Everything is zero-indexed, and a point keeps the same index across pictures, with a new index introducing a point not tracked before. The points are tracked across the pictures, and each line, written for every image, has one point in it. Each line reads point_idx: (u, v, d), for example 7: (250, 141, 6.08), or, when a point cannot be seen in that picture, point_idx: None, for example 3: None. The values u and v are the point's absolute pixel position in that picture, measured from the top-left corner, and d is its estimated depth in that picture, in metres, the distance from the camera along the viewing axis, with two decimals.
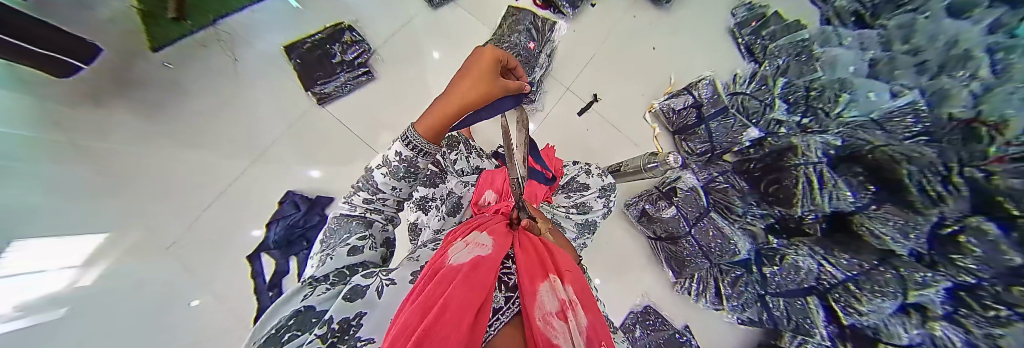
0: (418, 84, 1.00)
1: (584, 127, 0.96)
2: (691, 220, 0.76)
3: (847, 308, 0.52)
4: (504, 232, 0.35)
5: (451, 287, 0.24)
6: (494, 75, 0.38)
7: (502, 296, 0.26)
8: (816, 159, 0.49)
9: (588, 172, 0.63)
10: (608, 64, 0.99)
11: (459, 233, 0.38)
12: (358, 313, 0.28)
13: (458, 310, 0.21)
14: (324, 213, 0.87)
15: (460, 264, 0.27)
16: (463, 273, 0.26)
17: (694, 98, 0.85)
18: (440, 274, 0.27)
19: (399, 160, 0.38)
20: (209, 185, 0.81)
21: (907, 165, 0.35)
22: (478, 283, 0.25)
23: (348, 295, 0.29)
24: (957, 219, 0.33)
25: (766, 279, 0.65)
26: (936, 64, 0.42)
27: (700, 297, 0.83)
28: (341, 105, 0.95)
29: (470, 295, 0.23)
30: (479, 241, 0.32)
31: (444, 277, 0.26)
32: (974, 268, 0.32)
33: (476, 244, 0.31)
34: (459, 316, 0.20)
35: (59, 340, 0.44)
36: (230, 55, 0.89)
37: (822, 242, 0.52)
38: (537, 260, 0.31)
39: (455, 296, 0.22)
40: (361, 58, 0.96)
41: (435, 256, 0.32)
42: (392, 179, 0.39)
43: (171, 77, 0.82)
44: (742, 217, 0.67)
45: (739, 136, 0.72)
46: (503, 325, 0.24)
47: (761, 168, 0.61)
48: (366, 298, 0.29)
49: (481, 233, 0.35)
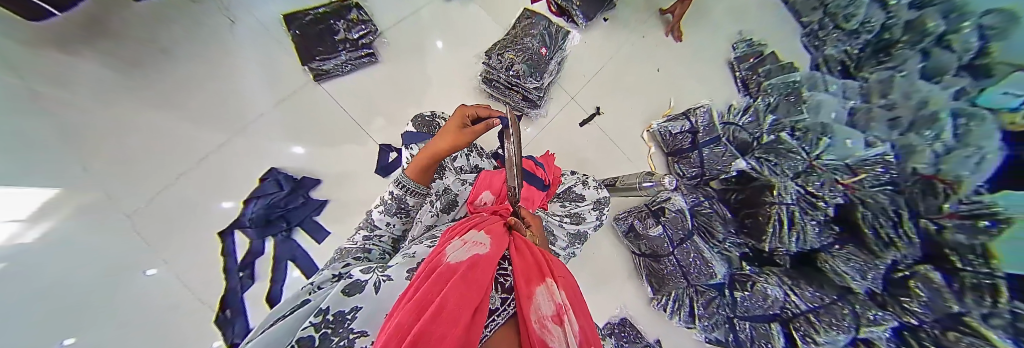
0: (420, 74, 0.97)
1: (583, 139, 0.98)
2: (675, 241, 0.73)
3: (805, 337, 0.55)
4: (502, 233, 0.35)
5: (447, 286, 0.24)
6: (457, 132, 0.41)
7: (498, 297, 0.26)
8: (786, 200, 0.57)
9: (586, 183, 0.64)
10: (612, 80, 1.01)
11: (457, 231, 0.37)
12: (354, 307, 0.28)
13: (455, 312, 0.20)
14: (308, 196, 0.85)
15: (457, 262, 0.27)
16: (460, 272, 0.25)
17: (691, 124, 0.83)
18: (437, 271, 0.26)
19: (391, 198, 0.48)
20: (180, 156, 0.74)
21: (864, 208, 0.47)
22: (476, 283, 0.24)
23: (347, 289, 0.29)
24: (909, 265, 0.40)
25: (736, 302, 0.66)
26: (907, 120, 0.46)
27: (675, 315, 0.82)
28: (338, 86, 0.91)
29: (467, 296, 0.22)
30: (476, 240, 0.32)
31: (442, 274, 0.26)
32: (919, 311, 0.38)
33: (474, 243, 0.31)
34: (457, 318, 0.20)
35: (20, 295, 0.38)
36: (227, 18, 0.85)
37: (793, 275, 0.58)
38: (534, 263, 0.30)
39: (452, 295, 0.22)
40: (366, 39, 0.91)
41: (432, 253, 0.32)
42: (385, 215, 0.49)
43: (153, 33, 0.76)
44: (721, 243, 0.71)
45: (727, 165, 0.72)
46: (497, 326, 0.24)
47: (738, 202, 0.67)
48: (363, 293, 0.29)
49: (478, 232, 0.35)
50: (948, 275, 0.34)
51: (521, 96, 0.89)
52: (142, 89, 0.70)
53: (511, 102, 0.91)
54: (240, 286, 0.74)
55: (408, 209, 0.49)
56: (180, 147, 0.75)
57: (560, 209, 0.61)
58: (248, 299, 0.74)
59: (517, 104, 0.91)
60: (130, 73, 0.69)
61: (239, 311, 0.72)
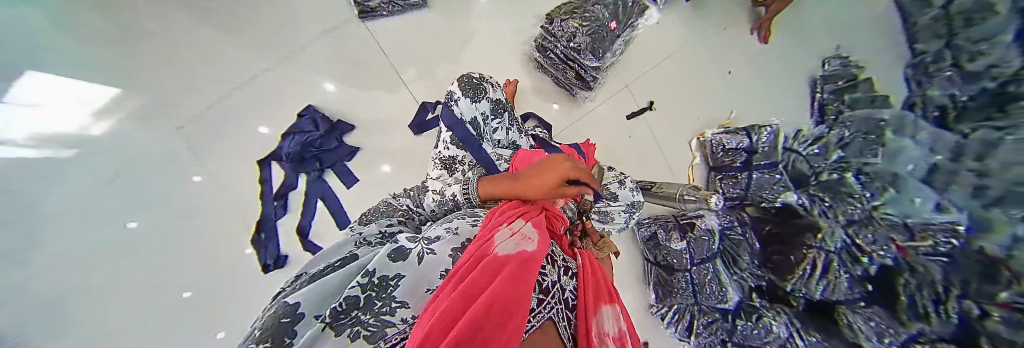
0: (463, 32, 0.97)
1: (627, 134, 1.01)
2: (695, 259, 0.76)
3: None
4: (546, 229, 0.35)
5: (494, 281, 0.24)
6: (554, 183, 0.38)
7: (537, 299, 0.26)
8: (830, 247, 0.50)
9: (622, 184, 0.61)
10: (670, 73, 0.93)
11: (503, 213, 0.37)
12: (397, 274, 0.32)
13: (507, 308, 0.22)
14: (341, 141, 0.90)
15: (506, 255, 0.28)
16: (510, 267, 0.26)
17: (749, 142, 0.69)
18: (483, 261, 0.27)
19: (451, 195, 0.47)
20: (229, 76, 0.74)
21: (907, 276, 0.39)
22: (524, 281, 0.25)
23: (393, 255, 0.33)
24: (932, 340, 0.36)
25: (736, 330, 0.67)
26: (998, 193, 0.30)
27: (671, 325, 0.83)
28: (381, 26, 0.92)
29: (513, 297, 0.23)
30: (525, 232, 0.32)
31: (492, 263, 0.27)
32: None
33: (523, 236, 0.31)
34: (507, 317, 0.21)
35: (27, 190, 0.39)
36: None
37: (803, 318, 0.55)
38: (598, 285, 0.35)
39: (500, 293, 0.23)
40: None
41: (482, 232, 0.32)
42: (437, 203, 0.48)
43: None
44: (743, 270, 0.67)
45: (772, 195, 0.62)
46: (535, 329, 0.24)
47: (768, 235, 0.62)
48: (406, 262, 0.33)
49: (526, 224, 0.34)
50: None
51: (576, 75, 0.90)
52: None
53: (564, 77, 0.95)
54: (273, 214, 0.77)
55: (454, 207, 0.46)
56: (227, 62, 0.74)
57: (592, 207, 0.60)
58: (281, 228, 0.79)
59: (570, 81, 0.95)
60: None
61: (272, 237, 0.75)
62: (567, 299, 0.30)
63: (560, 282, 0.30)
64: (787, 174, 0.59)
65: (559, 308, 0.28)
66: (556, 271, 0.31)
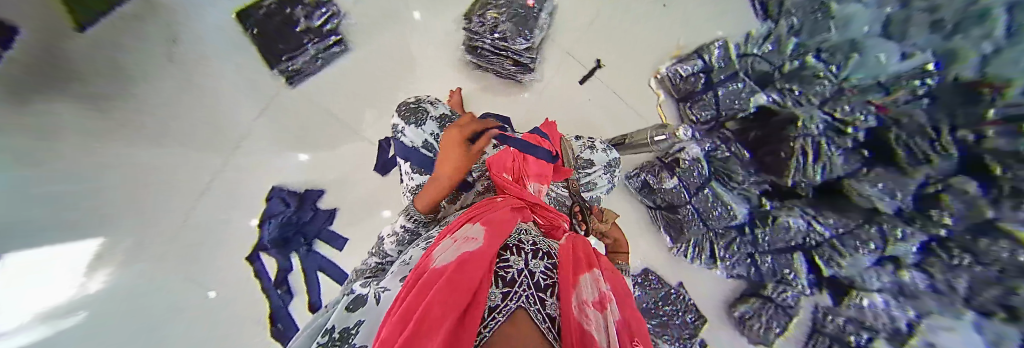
0: (402, 51, 0.85)
1: (586, 97, 0.92)
2: (691, 190, 0.72)
3: (829, 261, 0.55)
4: (499, 222, 0.34)
5: (432, 292, 0.22)
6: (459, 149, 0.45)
7: (498, 293, 0.24)
8: (814, 131, 0.49)
9: (593, 147, 0.62)
10: (606, 27, 0.90)
11: (452, 227, 0.36)
12: (356, 322, 0.27)
13: (441, 309, 0.19)
14: (317, 208, 0.77)
15: (444, 266, 0.27)
16: (448, 274, 0.24)
17: (705, 62, 0.73)
18: (423, 281, 0.25)
19: (403, 229, 0.48)
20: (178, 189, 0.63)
21: (895, 129, 0.39)
22: (463, 280, 0.23)
23: (350, 306, 0.30)
24: (940, 179, 0.36)
25: (758, 239, 0.65)
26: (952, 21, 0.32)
27: (693, 260, 0.81)
28: (314, 85, 0.78)
29: (452, 298, 0.20)
30: (468, 236, 0.31)
31: (428, 281, 0.25)
32: (947, 222, 0.38)
33: (465, 240, 0.30)
34: (442, 317, 0.18)
35: None
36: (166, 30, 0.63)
37: (816, 204, 0.54)
38: (576, 258, 0.34)
39: (435, 301, 0.20)
40: (329, 24, 0.76)
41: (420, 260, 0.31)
42: (398, 245, 0.48)
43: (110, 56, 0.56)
44: (741, 184, 0.65)
45: (746, 101, 0.62)
46: (502, 324, 0.21)
47: (756, 139, 0.60)
48: (366, 307, 0.29)
49: (472, 226, 0.34)
50: (984, 183, 0.32)
51: (513, 62, 0.85)
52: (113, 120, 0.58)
53: (501, 70, 0.87)
54: (281, 303, 0.71)
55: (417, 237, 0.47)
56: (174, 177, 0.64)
57: (574, 180, 0.59)
58: (295, 313, 0.73)
59: (509, 71, 0.87)
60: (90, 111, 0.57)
61: (288, 325, 0.71)
62: (538, 282, 0.27)
63: (527, 269, 0.28)
64: (751, 78, 0.63)
65: (530, 292, 0.25)
66: (521, 260, 0.29)
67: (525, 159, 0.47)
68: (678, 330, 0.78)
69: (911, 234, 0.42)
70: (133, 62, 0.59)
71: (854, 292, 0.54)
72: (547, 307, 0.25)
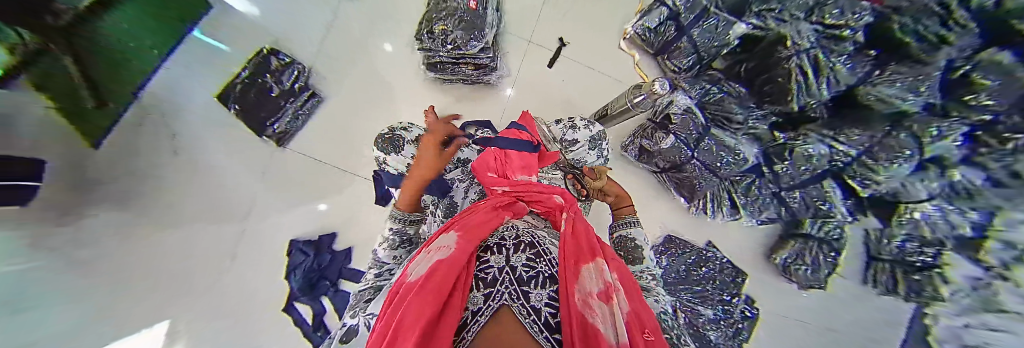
0: (379, 86, 0.90)
1: (560, 78, 0.90)
2: (692, 144, 0.67)
3: (863, 181, 0.48)
4: (477, 224, 0.34)
5: (405, 304, 0.22)
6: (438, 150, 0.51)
7: (480, 297, 0.23)
8: (807, 45, 0.45)
9: (574, 126, 0.59)
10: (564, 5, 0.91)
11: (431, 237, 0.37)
12: None
13: (409, 325, 0.18)
14: (335, 250, 0.80)
15: (417, 278, 0.26)
16: (423, 283, 0.24)
17: (670, 8, 0.69)
18: (399, 294, 0.25)
19: (394, 232, 0.49)
20: None
21: (900, 17, 0.33)
22: (435, 289, 0.22)
23: (344, 338, 0.29)
24: (969, 58, 0.29)
25: (778, 177, 0.59)
26: None
27: (716, 214, 0.78)
28: (300, 142, 0.84)
29: (423, 307, 0.20)
30: (443, 245, 0.31)
31: (400, 297, 0.25)
32: (992, 105, 0.28)
33: (438, 250, 0.30)
34: (411, 329, 0.18)
35: None
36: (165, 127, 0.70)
37: (834, 123, 0.47)
38: (575, 246, 0.34)
39: (407, 314, 0.20)
40: (300, 82, 0.83)
41: (398, 276, 0.31)
42: (392, 250, 0.47)
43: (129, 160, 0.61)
44: (743, 124, 0.60)
45: (727, 36, 0.58)
46: (482, 329, 0.21)
47: (750, 70, 0.56)
48: (358, 337, 0.28)
49: (449, 234, 0.33)
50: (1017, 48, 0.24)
51: (473, 66, 0.82)
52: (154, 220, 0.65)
53: (466, 76, 0.86)
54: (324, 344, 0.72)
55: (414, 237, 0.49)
56: None
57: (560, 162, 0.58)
58: None
59: (473, 75, 0.85)
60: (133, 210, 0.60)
61: None
62: (520, 276, 0.26)
63: (508, 265, 0.27)
64: (726, 9, 0.57)
65: (514, 288, 0.24)
66: (502, 257, 0.28)
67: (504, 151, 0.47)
68: (718, 292, 0.73)
69: (948, 131, 0.34)
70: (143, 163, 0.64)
71: (904, 208, 0.47)
72: (532, 300, 0.24)
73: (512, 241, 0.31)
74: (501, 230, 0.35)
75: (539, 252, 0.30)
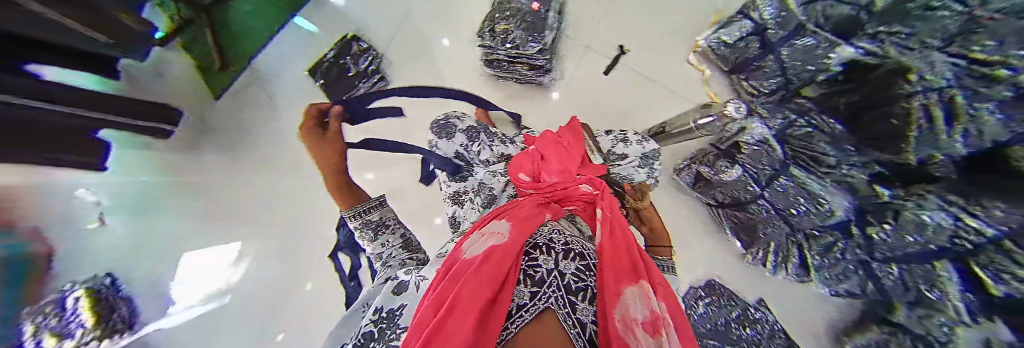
0: (434, 77, 0.96)
1: (614, 87, 0.86)
2: (762, 181, 0.59)
3: (998, 274, 0.32)
4: (522, 219, 0.40)
5: (460, 283, 0.30)
6: None
7: (527, 293, 0.29)
8: (938, 83, 0.29)
9: (625, 140, 0.59)
10: (625, 14, 0.87)
11: (483, 220, 0.44)
12: (400, 304, 0.36)
13: (466, 304, 0.26)
14: (381, 213, 0.84)
15: (472, 257, 0.34)
16: (475, 267, 0.31)
17: (756, 22, 0.62)
18: (455, 268, 0.33)
19: (447, 187, 0.66)
20: None
21: None
22: (489, 275, 0.29)
23: (396, 290, 0.38)
24: None
25: (873, 243, 0.45)
26: None
27: (778, 269, 0.66)
28: (368, 119, 0.93)
29: (476, 293, 0.27)
30: (495, 231, 0.38)
31: (457, 271, 0.32)
32: None
33: (491, 235, 0.37)
34: (467, 312, 0.25)
35: None
36: (264, 92, 0.86)
37: (957, 187, 0.32)
38: (622, 261, 0.35)
39: (461, 294, 0.27)
40: (372, 65, 0.94)
41: (453, 249, 0.39)
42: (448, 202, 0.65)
43: (231, 119, 0.79)
44: (834, 170, 0.47)
45: (823, 61, 0.47)
46: (525, 323, 0.27)
47: (858, 104, 0.40)
48: (407, 292, 0.37)
49: (501, 222, 0.40)
50: None
51: (528, 67, 0.84)
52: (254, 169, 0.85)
53: (521, 76, 0.87)
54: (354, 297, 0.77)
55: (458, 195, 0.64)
56: None
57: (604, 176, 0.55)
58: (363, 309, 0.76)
59: (527, 76, 0.87)
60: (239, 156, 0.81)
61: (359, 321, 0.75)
62: (569, 285, 0.31)
63: (556, 270, 0.32)
64: (828, 29, 0.45)
65: (561, 295, 0.29)
66: (550, 260, 0.33)
67: (541, 156, 0.52)
68: None
69: None
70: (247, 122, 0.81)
71: None
72: (578, 312, 0.28)
73: (561, 247, 0.35)
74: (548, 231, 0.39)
75: (585, 264, 0.35)
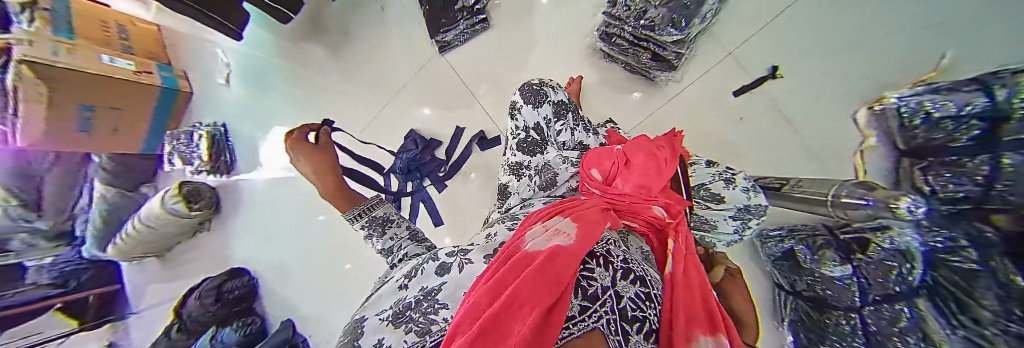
0: (528, 36, 0.98)
1: (727, 114, 0.78)
2: (874, 294, 0.43)
3: None
4: (590, 223, 0.35)
5: (520, 277, 0.27)
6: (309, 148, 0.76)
7: (578, 305, 0.25)
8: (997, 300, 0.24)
9: (729, 182, 0.52)
10: (788, 28, 0.72)
11: (542, 216, 0.42)
12: (440, 283, 0.37)
13: (525, 302, 0.23)
14: (434, 154, 1.01)
15: (536, 252, 0.31)
16: (539, 261, 0.28)
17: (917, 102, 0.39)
18: (518, 256, 0.31)
19: (513, 161, 0.64)
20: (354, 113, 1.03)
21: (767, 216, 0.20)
22: (552, 272, 0.26)
23: (439, 270, 0.39)
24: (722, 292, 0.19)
25: None
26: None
27: None
28: (455, 56, 1.03)
29: (538, 291, 0.24)
30: (560, 230, 0.34)
31: (518, 261, 0.30)
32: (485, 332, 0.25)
33: (556, 233, 0.33)
34: (525, 312, 0.22)
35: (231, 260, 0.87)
36: (379, 4, 1.05)
37: None
38: (694, 306, 0.31)
39: (521, 289, 0.24)
40: (480, 4, 0.96)
41: (513, 240, 0.37)
42: (507, 174, 0.64)
43: (342, 27, 1.04)
44: (970, 323, 0.29)
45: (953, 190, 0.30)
46: (578, 337, 0.23)
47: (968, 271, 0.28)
48: (450, 273, 0.38)
49: (565, 221, 0.36)
50: None
51: (649, 54, 0.80)
52: (358, 73, 1.04)
53: (636, 62, 0.85)
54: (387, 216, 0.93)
55: (522, 169, 0.62)
56: (361, 103, 1.03)
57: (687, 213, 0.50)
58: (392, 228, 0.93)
59: (644, 64, 0.84)
60: (339, 50, 1.04)
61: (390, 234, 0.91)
62: (625, 311, 0.27)
63: (613, 289, 0.29)
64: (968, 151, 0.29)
65: (615, 319, 0.26)
66: (607, 276, 0.30)
67: (616, 157, 0.47)
68: None
69: None
70: (374, 38, 1.06)
71: None
72: (631, 345, 0.25)
73: (620, 266, 0.33)
74: (607, 241, 0.37)
75: (647, 292, 0.32)
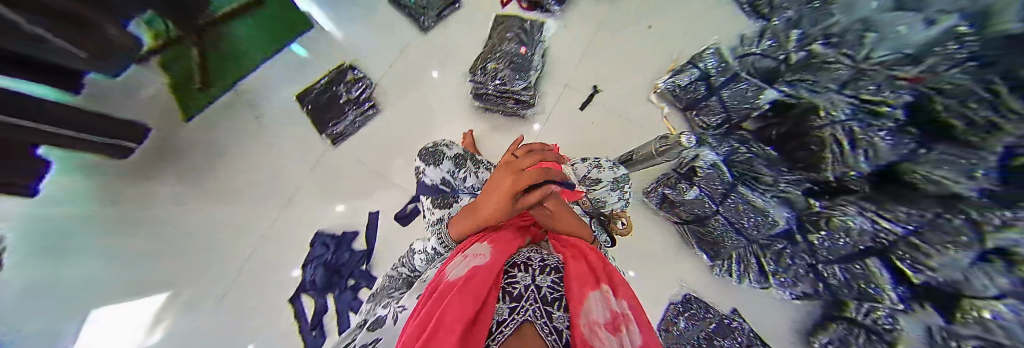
0: (422, 107, 1.03)
1: (586, 121, 0.98)
2: (717, 199, 0.69)
3: (916, 264, 0.35)
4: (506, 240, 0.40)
5: (444, 305, 0.29)
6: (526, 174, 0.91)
7: (506, 308, 0.28)
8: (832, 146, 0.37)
9: (599, 166, 0.62)
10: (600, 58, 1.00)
11: (466, 247, 0.43)
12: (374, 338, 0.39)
13: (447, 323, 0.25)
14: (352, 248, 0.97)
15: (456, 280, 0.33)
16: (458, 287, 0.31)
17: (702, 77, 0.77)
18: (440, 291, 0.33)
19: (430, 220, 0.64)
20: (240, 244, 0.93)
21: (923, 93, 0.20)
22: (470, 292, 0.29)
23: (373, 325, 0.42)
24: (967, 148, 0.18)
25: (815, 248, 0.50)
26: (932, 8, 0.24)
27: (743, 278, 0.75)
28: (350, 144, 1.02)
29: (463, 309, 0.26)
30: (476, 254, 0.37)
31: (440, 294, 0.32)
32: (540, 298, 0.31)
33: (473, 258, 0.37)
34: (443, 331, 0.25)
35: None
36: (254, 111, 0.97)
37: (872, 198, 0.35)
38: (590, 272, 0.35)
39: (447, 312, 0.27)
40: (365, 94, 1.01)
41: (438, 274, 0.39)
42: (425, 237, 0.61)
43: (208, 152, 0.93)
44: (775, 186, 0.53)
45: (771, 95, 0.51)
46: (507, 336, 0.25)
47: (783, 136, 0.49)
48: (383, 326, 0.40)
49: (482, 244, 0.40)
50: None
51: (513, 101, 0.98)
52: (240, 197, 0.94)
53: (506, 109, 1.00)
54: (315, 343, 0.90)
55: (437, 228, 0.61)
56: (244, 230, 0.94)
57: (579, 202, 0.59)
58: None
59: (511, 109, 1.00)
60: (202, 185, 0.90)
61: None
62: (545, 295, 0.29)
63: (533, 284, 0.31)
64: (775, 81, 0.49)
65: (539, 306, 0.28)
66: (528, 275, 0.32)
67: None
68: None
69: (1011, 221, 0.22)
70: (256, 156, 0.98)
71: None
72: (556, 320, 0.27)
73: (539, 263, 0.35)
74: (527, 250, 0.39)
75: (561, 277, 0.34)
